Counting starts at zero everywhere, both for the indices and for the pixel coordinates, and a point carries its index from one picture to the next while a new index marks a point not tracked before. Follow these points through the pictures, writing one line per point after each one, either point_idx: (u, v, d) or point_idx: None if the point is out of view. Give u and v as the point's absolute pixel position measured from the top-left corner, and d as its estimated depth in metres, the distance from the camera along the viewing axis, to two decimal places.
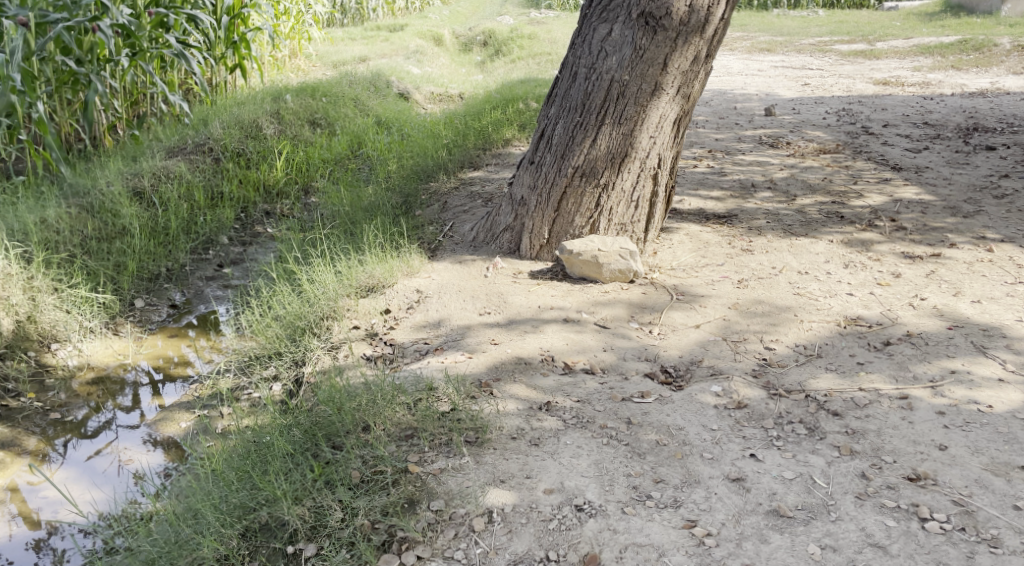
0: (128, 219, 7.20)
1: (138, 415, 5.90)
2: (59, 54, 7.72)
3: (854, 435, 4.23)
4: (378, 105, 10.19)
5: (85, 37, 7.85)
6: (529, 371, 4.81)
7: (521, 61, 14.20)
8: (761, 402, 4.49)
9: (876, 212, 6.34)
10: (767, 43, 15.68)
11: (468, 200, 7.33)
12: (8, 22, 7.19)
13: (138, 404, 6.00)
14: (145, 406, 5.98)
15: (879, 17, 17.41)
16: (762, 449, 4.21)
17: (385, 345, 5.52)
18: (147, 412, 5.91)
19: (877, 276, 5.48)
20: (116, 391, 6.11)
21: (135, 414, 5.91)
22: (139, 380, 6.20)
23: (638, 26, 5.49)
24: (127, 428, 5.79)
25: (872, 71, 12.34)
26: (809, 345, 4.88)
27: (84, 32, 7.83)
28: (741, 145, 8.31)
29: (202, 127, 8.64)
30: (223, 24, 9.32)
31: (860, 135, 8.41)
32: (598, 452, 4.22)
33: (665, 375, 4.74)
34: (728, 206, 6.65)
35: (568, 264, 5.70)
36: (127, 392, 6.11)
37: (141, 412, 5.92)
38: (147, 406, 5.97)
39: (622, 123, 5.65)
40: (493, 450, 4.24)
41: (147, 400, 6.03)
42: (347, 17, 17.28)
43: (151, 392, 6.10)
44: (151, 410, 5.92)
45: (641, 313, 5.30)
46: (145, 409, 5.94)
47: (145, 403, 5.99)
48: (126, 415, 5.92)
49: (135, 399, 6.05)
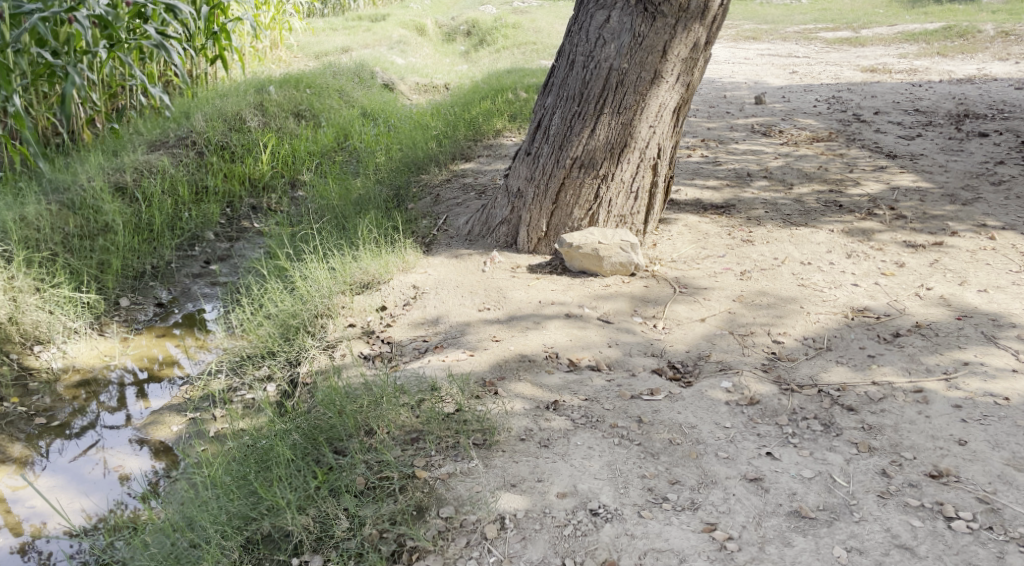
0: (111, 216, 7.04)
1: (124, 416, 5.80)
2: (35, 46, 7.54)
3: (871, 431, 4.18)
4: (363, 97, 10.05)
5: (61, 28, 7.67)
6: (534, 369, 4.73)
7: (505, 51, 14.09)
8: (773, 398, 4.43)
9: (875, 200, 6.29)
10: (752, 32, 15.62)
11: (460, 193, 7.23)
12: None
13: (124, 405, 5.89)
14: (131, 406, 5.88)
15: (862, 3, 17.36)
16: (778, 447, 4.14)
17: (382, 344, 5.43)
18: (134, 413, 5.81)
19: (882, 266, 5.43)
20: (102, 392, 5.99)
21: (121, 414, 5.81)
22: (124, 380, 6.09)
23: (637, 13, 5.41)
24: (115, 428, 5.69)
25: (858, 58, 12.30)
26: (817, 338, 4.82)
27: (61, 23, 7.65)
28: (733, 134, 8.24)
29: (184, 120, 8.46)
30: (203, 15, 9.14)
31: (852, 123, 8.36)
32: (610, 453, 4.14)
33: (673, 371, 4.67)
34: (725, 196, 6.58)
35: (568, 258, 5.62)
36: (110, 392, 5.99)
37: (127, 413, 5.82)
38: (133, 406, 5.87)
39: (621, 112, 5.57)
40: (502, 452, 4.15)
41: (132, 400, 5.93)
42: (327, 6, 17.11)
43: (136, 392, 6.00)
44: (138, 410, 5.83)
45: (644, 307, 5.23)
46: (131, 409, 5.85)
47: (131, 403, 5.89)
48: (111, 415, 5.81)
49: (120, 400, 5.94)
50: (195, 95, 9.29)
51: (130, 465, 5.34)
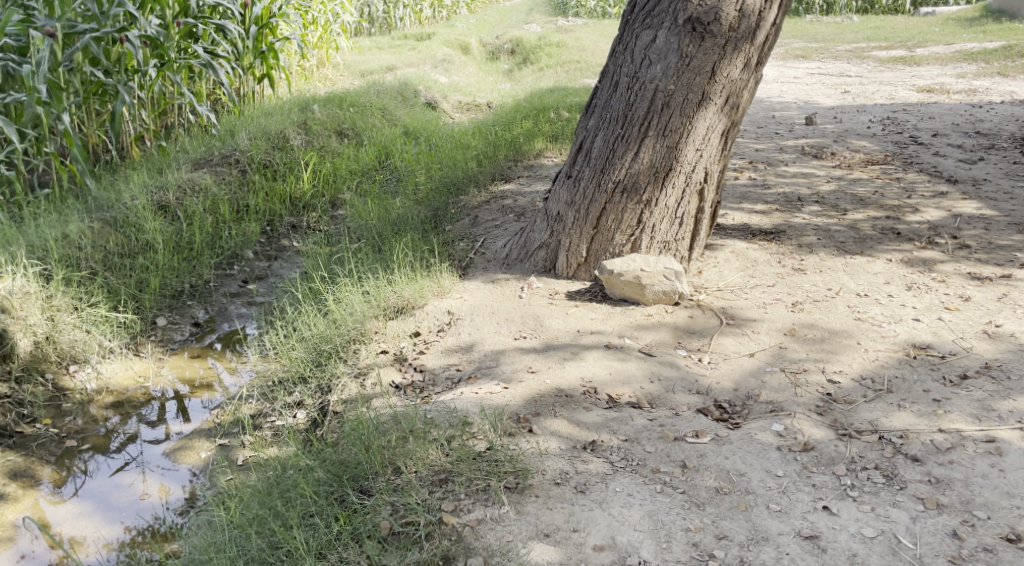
0: (151, 234, 6.93)
1: (163, 429, 5.75)
2: (87, 65, 7.64)
3: (939, 486, 3.87)
4: (406, 115, 9.90)
5: (113, 48, 7.75)
6: (571, 404, 4.46)
7: (549, 69, 13.91)
8: (829, 444, 4.13)
9: (936, 228, 5.96)
10: (802, 50, 15.26)
11: (499, 214, 7.01)
12: (35, 33, 7.08)
13: (163, 419, 5.85)
14: (170, 423, 5.80)
15: (917, 22, 16.91)
16: (835, 500, 3.85)
17: (414, 372, 5.21)
18: (173, 426, 5.76)
19: (945, 300, 5.11)
20: (143, 407, 5.93)
21: (160, 428, 5.76)
22: (164, 396, 6.02)
23: (684, 32, 5.17)
24: (153, 442, 5.64)
25: (913, 79, 11.89)
26: (876, 378, 4.51)
27: (112, 43, 7.75)
28: (783, 155, 7.93)
29: (228, 138, 8.39)
30: (252, 34, 9.12)
31: (909, 145, 8.01)
32: (652, 501, 3.87)
33: (719, 411, 4.39)
34: (774, 221, 6.29)
35: (609, 285, 5.34)
36: (153, 406, 5.94)
37: (166, 426, 5.77)
38: (172, 421, 5.82)
39: (667, 135, 5.32)
40: (535, 498, 3.90)
41: (171, 415, 5.88)
42: (374, 26, 17.19)
43: (176, 408, 5.93)
44: (177, 424, 5.78)
45: (688, 339, 4.96)
46: (170, 422, 5.81)
47: (170, 418, 5.84)
48: (150, 430, 5.76)
49: (160, 414, 5.90)
50: (241, 113, 9.24)
51: (167, 487, 5.22)
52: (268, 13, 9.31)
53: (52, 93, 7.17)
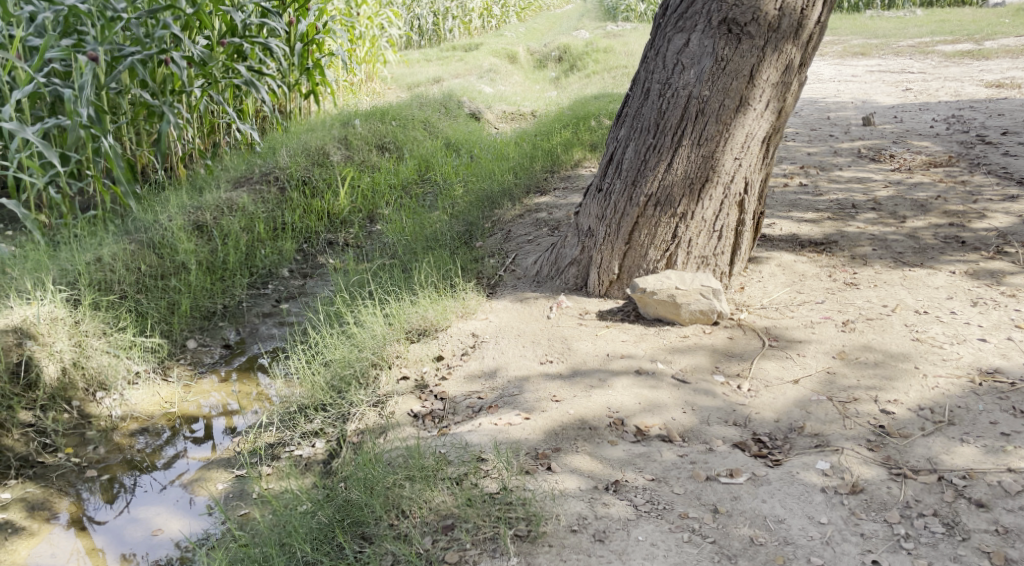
0: (185, 256, 6.72)
1: (208, 447, 5.56)
2: (133, 86, 7.47)
3: (1007, 537, 3.48)
4: (449, 126, 9.58)
5: (158, 69, 7.57)
6: (595, 438, 4.12)
7: (596, 76, 13.53)
8: (880, 486, 3.74)
9: (1006, 236, 5.45)
10: (861, 47, 14.62)
11: (533, 228, 6.66)
12: (80, 58, 6.83)
13: (210, 436, 5.66)
14: (208, 446, 5.57)
15: (985, 14, 16.11)
16: (886, 554, 3.48)
17: (434, 400, 4.89)
18: (219, 445, 5.56)
19: (1015, 317, 4.62)
20: (187, 426, 5.74)
21: (207, 446, 5.58)
22: (211, 414, 5.84)
23: (719, 34, 4.79)
24: (195, 463, 5.44)
25: (981, 73, 11.23)
26: (936, 408, 4.07)
27: (157, 64, 7.58)
28: (837, 159, 7.43)
29: (269, 156, 8.17)
30: (296, 51, 8.91)
31: (976, 145, 7.45)
32: (678, 553, 3.53)
33: (758, 447, 4.00)
34: (826, 230, 5.83)
35: (641, 304, 4.96)
36: (200, 422, 5.76)
37: (212, 444, 5.58)
38: (220, 439, 5.62)
39: (702, 143, 4.93)
40: (549, 548, 3.59)
41: (219, 433, 5.68)
42: (424, 38, 17.00)
43: (224, 426, 5.73)
44: (224, 442, 5.59)
45: (727, 363, 4.55)
46: (218, 440, 5.61)
47: (218, 435, 5.65)
48: (196, 447, 5.58)
49: (208, 430, 5.71)
50: (284, 130, 9.03)
51: (190, 516, 5.01)
52: (313, 29, 9.10)
53: (97, 116, 6.97)
